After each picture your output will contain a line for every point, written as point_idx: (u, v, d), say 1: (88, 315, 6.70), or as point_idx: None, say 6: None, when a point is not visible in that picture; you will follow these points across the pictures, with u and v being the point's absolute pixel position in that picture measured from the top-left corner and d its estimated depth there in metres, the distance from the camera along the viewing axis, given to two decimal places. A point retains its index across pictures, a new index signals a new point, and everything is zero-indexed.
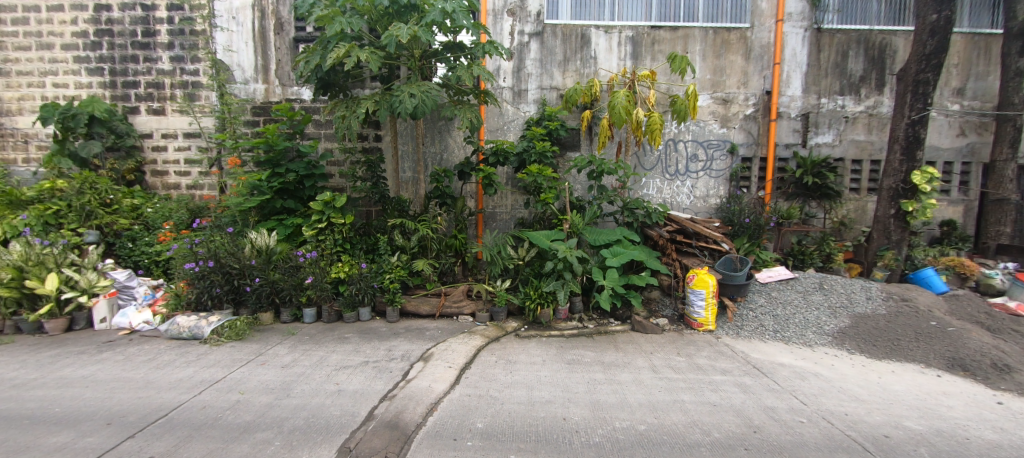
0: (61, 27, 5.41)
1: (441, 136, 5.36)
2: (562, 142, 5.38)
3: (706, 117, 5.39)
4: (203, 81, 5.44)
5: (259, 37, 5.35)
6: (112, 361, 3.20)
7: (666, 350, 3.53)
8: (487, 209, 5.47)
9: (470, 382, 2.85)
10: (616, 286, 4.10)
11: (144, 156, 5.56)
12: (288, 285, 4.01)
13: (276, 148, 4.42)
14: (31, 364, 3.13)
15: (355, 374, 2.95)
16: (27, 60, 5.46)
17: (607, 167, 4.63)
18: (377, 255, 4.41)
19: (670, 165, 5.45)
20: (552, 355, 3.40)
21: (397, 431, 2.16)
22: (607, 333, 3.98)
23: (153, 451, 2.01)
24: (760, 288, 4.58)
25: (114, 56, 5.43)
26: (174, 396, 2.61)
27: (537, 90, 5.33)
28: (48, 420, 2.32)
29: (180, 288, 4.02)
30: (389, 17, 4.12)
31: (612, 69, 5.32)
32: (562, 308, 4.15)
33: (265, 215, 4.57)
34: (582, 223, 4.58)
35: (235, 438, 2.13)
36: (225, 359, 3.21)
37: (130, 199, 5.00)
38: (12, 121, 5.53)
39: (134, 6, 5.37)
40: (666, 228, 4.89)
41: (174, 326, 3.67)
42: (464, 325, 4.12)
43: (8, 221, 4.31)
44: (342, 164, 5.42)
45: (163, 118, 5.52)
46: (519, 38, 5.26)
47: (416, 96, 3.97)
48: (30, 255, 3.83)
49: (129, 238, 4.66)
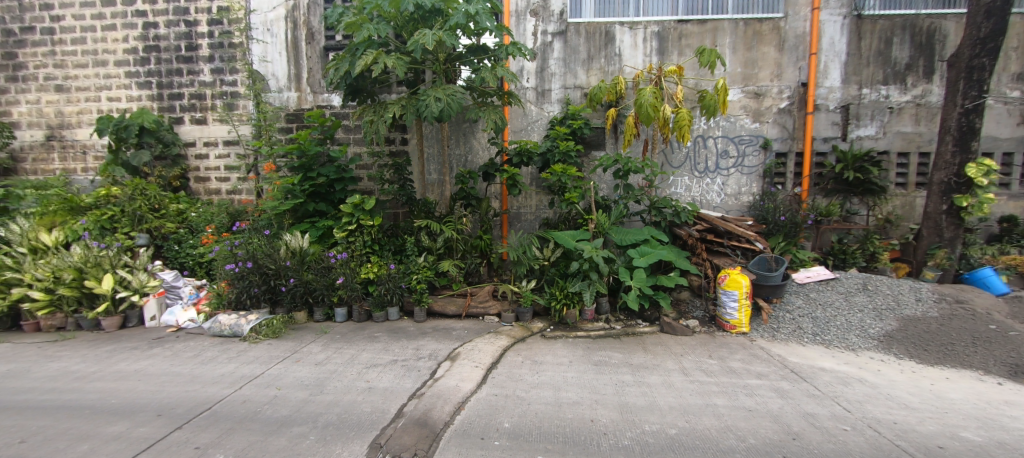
0: (113, 44, 5.80)
1: (466, 138, 5.42)
2: (587, 142, 5.33)
3: (737, 112, 5.21)
4: (241, 91, 5.71)
5: (291, 46, 5.56)
6: (161, 356, 3.40)
7: (697, 353, 3.43)
8: (512, 210, 5.48)
9: (497, 382, 2.86)
10: (644, 286, 4.03)
11: (188, 164, 5.89)
12: (320, 285, 4.15)
13: (308, 153, 4.58)
14: (91, 358, 3.37)
15: (385, 372, 3.01)
16: (85, 77, 5.88)
17: (634, 166, 4.55)
18: (405, 256, 4.50)
19: (699, 162, 5.29)
20: (579, 356, 3.37)
21: (425, 428, 2.19)
22: (635, 335, 3.91)
23: (199, 442, 2.12)
24: (798, 289, 4.38)
25: (160, 70, 5.78)
26: (217, 391, 2.74)
27: (560, 90, 5.31)
28: (107, 410, 2.49)
29: (221, 288, 4.21)
30: (414, 22, 4.20)
31: (637, 65, 5.21)
32: (588, 308, 4.11)
33: (298, 218, 4.75)
34: (608, 223, 4.52)
35: (274, 432, 2.22)
36: (264, 356, 3.36)
37: (176, 204, 5.31)
38: (72, 133, 5.97)
39: (178, 22, 5.70)
40: (695, 227, 4.76)
41: (216, 324, 3.87)
42: (490, 326, 4.14)
43: (68, 226, 4.59)
44: (370, 168, 5.56)
45: (205, 127, 5.82)
46: (543, 38, 5.25)
47: (441, 100, 4.02)
48: (89, 257, 4.14)
49: (175, 240, 4.95)
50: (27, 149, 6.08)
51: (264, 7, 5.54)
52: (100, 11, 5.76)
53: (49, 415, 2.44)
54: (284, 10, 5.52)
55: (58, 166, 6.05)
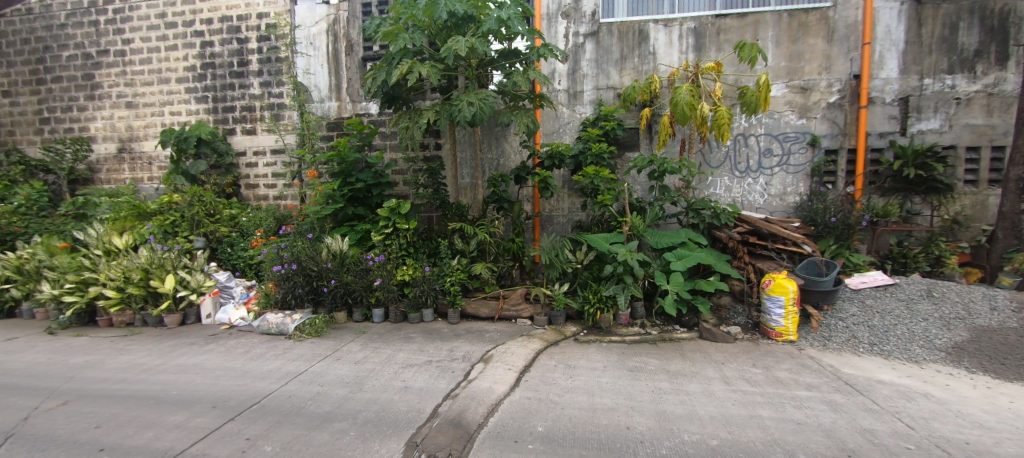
0: (175, 63, 6.30)
1: (498, 142, 5.46)
2: (620, 143, 5.24)
3: (781, 108, 4.96)
4: (286, 102, 6.04)
5: (332, 58, 5.83)
6: (215, 352, 3.64)
7: (740, 361, 3.27)
8: (544, 212, 5.47)
9: (530, 385, 2.85)
10: (682, 291, 3.90)
11: (240, 172, 6.28)
12: (359, 286, 4.30)
13: (347, 160, 4.77)
14: (155, 352, 3.66)
15: (420, 372, 3.08)
16: (150, 93, 6.42)
17: (670, 166, 4.41)
18: (439, 259, 4.58)
19: (739, 162, 5.08)
20: (613, 361, 3.30)
21: (460, 429, 2.21)
22: (673, 341, 3.78)
23: (250, 433, 2.25)
24: (852, 296, 4.10)
25: (216, 85, 6.22)
26: (266, 385, 2.90)
27: (593, 91, 5.25)
28: (168, 400, 2.69)
29: (269, 288, 4.45)
30: (447, 30, 4.29)
31: (673, 63, 5.08)
32: (622, 313, 4.02)
33: (338, 221, 4.95)
34: (643, 225, 4.43)
35: (317, 426, 2.31)
36: (307, 354, 3.52)
37: (228, 209, 5.66)
38: (140, 146, 6.52)
39: (231, 40, 6.10)
40: (737, 229, 4.55)
41: (264, 323, 4.08)
42: (523, 329, 4.14)
43: (137, 230, 5.02)
44: (406, 173, 5.73)
45: (254, 137, 6.20)
46: (574, 39, 5.23)
47: (474, 104, 4.08)
48: (154, 259, 4.51)
49: (228, 243, 5.28)
50: (102, 161, 6.71)
51: (308, 23, 5.85)
52: (164, 33, 6.27)
53: (120, 403, 2.67)
54: (326, 24, 5.80)
55: (128, 175, 6.63)
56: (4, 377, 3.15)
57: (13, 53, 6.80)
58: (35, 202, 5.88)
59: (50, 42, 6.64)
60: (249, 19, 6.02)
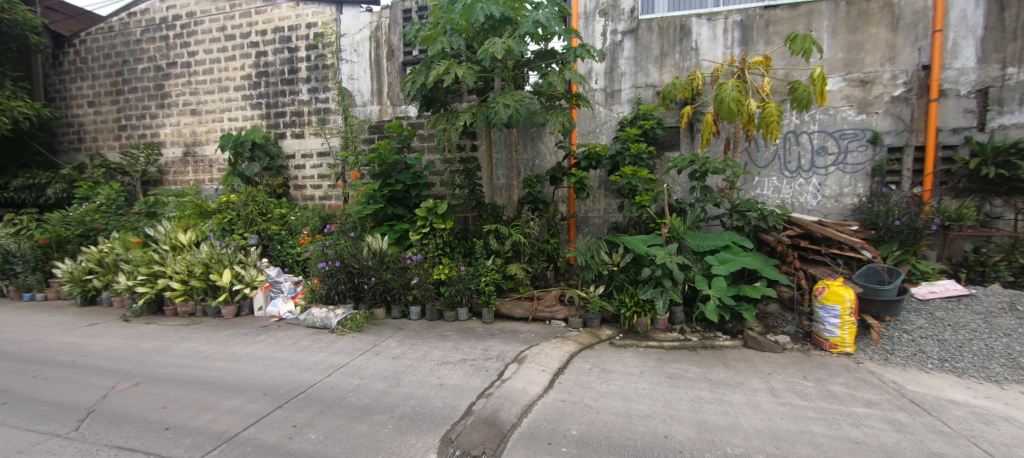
0: (233, 72, 6.77)
1: (534, 143, 5.46)
2: (659, 142, 5.08)
3: (838, 103, 4.64)
4: (332, 107, 6.33)
5: (375, 64, 6.06)
6: (266, 342, 3.86)
7: (789, 372, 3.08)
8: (579, 214, 5.41)
9: (564, 388, 2.82)
10: (725, 296, 3.73)
11: (289, 173, 6.65)
12: (397, 284, 4.44)
13: (387, 161, 4.94)
14: (213, 341, 3.94)
15: (455, 370, 3.13)
16: (212, 101, 6.93)
17: (713, 166, 4.23)
18: (474, 259, 4.63)
19: (790, 161, 4.79)
20: (651, 367, 3.20)
21: (494, 428, 2.23)
22: (714, 348, 3.62)
23: (296, 421, 2.37)
24: (919, 307, 3.78)
25: (269, 92, 6.61)
26: (311, 376, 3.05)
27: (631, 90, 5.13)
28: (224, 386, 2.89)
29: (314, 284, 4.67)
30: (485, 32, 4.34)
31: (717, 58, 4.87)
32: (660, 318, 3.89)
33: (378, 221, 5.12)
34: (683, 227, 4.29)
35: (357, 418, 2.41)
36: (348, 348, 3.66)
37: (279, 209, 6.00)
38: (202, 150, 7.06)
39: (283, 49, 6.48)
40: (786, 233, 4.30)
41: (310, 316, 4.30)
42: (557, 330, 4.10)
43: (199, 228, 5.42)
44: (442, 174, 5.84)
45: (302, 140, 6.54)
46: (612, 37, 5.14)
47: (510, 106, 4.09)
48: (213, 254, 4.86)
49: (278, 241, 5.59)
50: (170, 164, 7.32)
51: (352, 31, 6.12)
52: (224, 45, 6.75)
53: (183, 387, 2.89)
54: (369, 31, 6.04)
55: (192, 177, 7.18)
56: (87, 358, 3.50)
57: (97, 67, 7.56)
58: (114, 201, 6.49)
59: (127, 56, 7.32)
60: (299, 29, 6.36)
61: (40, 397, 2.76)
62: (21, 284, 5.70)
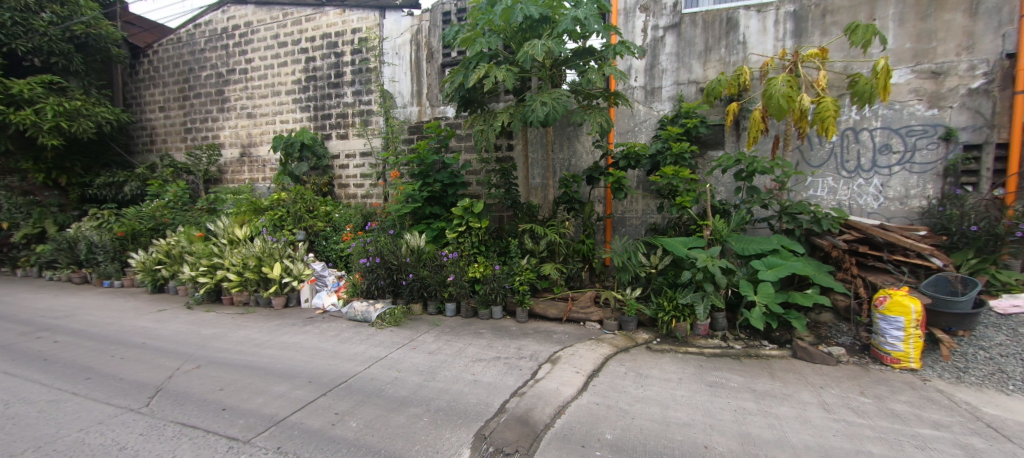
0: (285, 77, 7.18)
1: (570, 142, 5.41)
2: (702, 140, 4.89)
3: (905, 97, 4.26)
4: (374, 109, 6.56)
5: (415, 66, 6.22)
6: (311, 333, 4.07)
7: (843, 387, 2.87)
8: (616, 214, 5.31)
9: (599, 391, 2.78)
10: (772, 303, 3.53)
11: (334, 173, 6.97)
12: (434, 281, 4.54)
13: (426, 161, 5.07)
14: (264, 329, 4.20)
15: (489, 367, 3.16)
16: (266, 105, 7.38)
17: (760, 166, 4.01)
18: (509, 258, 4.65)
19: (848, 160, 4.47)
20: (690, 374, 3.09)
21: (527, 427, 2.23)
22: (759, 357, 3.43)
23: (338, 409, 2.48)
24: (999, 322, 3.46)
25: (317, 95, 6.96)
26: (352, 367, 3.18)
27: (672, 87, 4.97)
28: (274, 372, 3.07)
29: (355, 279, 4.85)
30: (523, 32, 4.35)
31: (767, 52, 4.62)
32: (701, 323, 3.74)
33: (416, 219, 5.24)
34: (727, 229, 4.11)
35: (395, 409, 2.48)
36: (387, 341, 3.79)
37: (324, 207, 6.29)
38: (257, 150, 7.53)
39: (330, 54, 6.79)
40: (842, 237, 4.02)
41: (352, 309, 4.49)
42: (592, 332, 4.04)
43: (253, 223, 5.80)
44: (479, 173, 5.91)
45: (346, 141, 6.83)
46: (653, 33, 5.00)
47: (547, 104, 4.08)
48: (265, 248, 5.17)
49: (323, 237, 5.85)
50: (229, 164, 7.86)
51: (394, 34, 6.32)
52: (277, 52, 7.17)
53: (238, 371, 3.10)
54: (410, 35, 6.21)
55: (247, 176, 7.69)
56: (156, 341, 3.84)
57: (167, 75, 8.24)
58: (180, 198, 7.07)
59: (193, 64, 7.94)
60: (345, 34, 6.65)
61: (117, 375, 3.05)
62: (103, 272, 6.33)
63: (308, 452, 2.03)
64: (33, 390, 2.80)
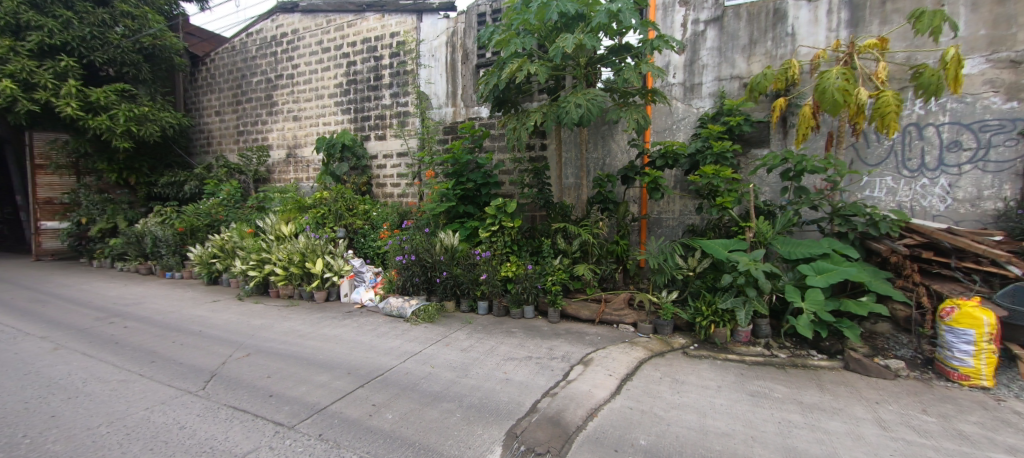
0: (327, 82, 7.50)
1: (605, 141, 5.32)
2: (745, 138, 4.68)
3: (978, 89, 3.88)
4: (411, 110, 6.72)
5: (450, 68, 6.33)
6: (350, 327, 4.23)
7: (902, 403, 2.66)
8: (652, 215, 5.17)
9: (632, 395, 2.72)
10: (822, 311, 3.32)
11: (372, 173, 7.20)
12: (466, 279, 4.60)
13: (460, 161, 5.14)
14: (307, 322, 4.40)
15: (521, 367, 3.16)
16: (310, 108, 7.73)
17: (810, 165, 3.78)
18: (542, 257, 4.64)
19: (910, 158, 4.14)
20: (730, 382, 2.96)
21: (559, 428, 2.22)
22: (807, 368, 3.24)
23: (375, 401, 2.57)
24: None
25: (357, 98, 7.22)
26: (388, 361, 3.27)
27: (713, 83, 4.78)
28: (316, 363, 3.22)
29: (392, 275, 4.99)
30: (558, 30, 4.33)
31: (818, 43, 4.34)
32: (742, 330, 3.58)
33: (450, 218, 5.33)
34: (772, 232, 3.92)
35: (429, 403, 2.54)
36: (421, 337, 3.88)
37: (363, 205, 6.50)
38: (301, 151, 7.92)
39: (370, 59, 7.03)
40: (903, 241, 3.72)
41: (388, 305, 4.63)
42: (625, 335, 3.95)
43: (298, 221, 6.09)
44: (512, 173, 5.92)
45: (384, 142, 7.04)
46: (694, 27, 4.84)
47: (582, 104, 4.02)
48: (309, 245, 5.43)
49: (361, 234, 6.05)
50: (276, 164, 8.30)
51: (430, 37, 6.46)
52: (321, 57, 7.51)
53: (283, 360, 3.27)
54: (446, 37, 6.33)
55: (293, 176, 8.09)
56: (211, 329, 4.12)
57: (222, 81, 8.82)
58: (233, 197, 7.55)
59: (245, 71, 8.46)
60: (383, 38, 6.86)
61: (177, 359, 3.30)
62: (166, 264, 6.86)
63: (347, 440, 2.12)
64: (106, 370, 3.08)
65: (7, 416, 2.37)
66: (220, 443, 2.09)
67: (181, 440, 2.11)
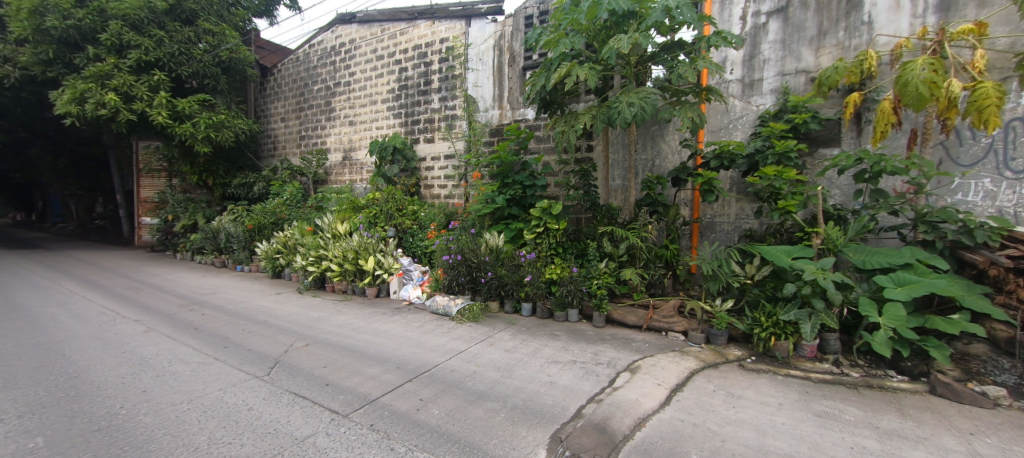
0: (381, 88, 7.85)
1: (655, 142, 5.15)
2: (811, 137, 4.35)
3: None
4: (458, 113, 6.86)
5: (497, 71, 6.41)
6: (399, 322, 4.39)
7: (1004, 436, 2.33)
8: (704, 218, 4.93)
9: (683, 407, 2.59)
10: (904, 328, 2.98)
11: (421, 174, 7.41)
12: (511, 280, 4.63)
13: (506, 162, 5.18)
14: (360, 316, 4.62)
15: (565, 370, 3.12)
16: (364, 113, 8.13)
17: (891, 166, 3.41)
18: (587, 260, 4.56)
19: (1015, 157, 3.62)
20: (793, 399, 2.74)
21: (605, 435, 2.16)
22: (884, 390, 2.92)
23: (423, 396, 2.64)
24: None
25: (408, 102, 7.50)
26: (434, 357, 3.36)
27: (776, 78, 4.48)
28: (367, 356, 3.37)
29: (438, 274, 5.13)
30: (607, 29, 4.24)
31: (900, 31, 3.92)
32: (807, 344, 3.30)
33: (495, 219, 5.37)
34: (843, 239, 3.60)
35: (474, 401, 2.58)
36: (466, 336, 3.94)
37: (412, 206, 6.72)
38: (356, 154, 8.34)
39: (420, 64, 7.28)
40: (1006, 252, 3.25)
41: (434, 303, 4.76)
42: (675, 344, 3.78)
43: (352, 220, 6.42)
44: (558, 175, 5.88)
45: (432, 145, 7.25)
46: (754, 20, 4.57)
47: (633, 104, 3.92)
48: (362, 243, 5.71)
49: (410, 234, 6.26)
50: (333, 167, 8.80)
51: (479, 41, 6.59)
52: (375, 65, 7.88)
53: (338, 352, 3.45)
54: (493, 40, 6.43)
55: (348, 178, 8.54)
56: (275, 320, 4.44)
57: (287, 90, 9.50)
58: (295, 197, 8.11)
59: (308, 80, 9.06)
60: (433, 44, 7.09)
61: (246, 345, 3.59)
62: (237, 258, 7.50)
63: (396, 432, 2.19)
64: (187, 352, 3.41)
65: (109, 388, 2.70)
66: (283, 425, 2.24)
67: (249, 421, 2.28)
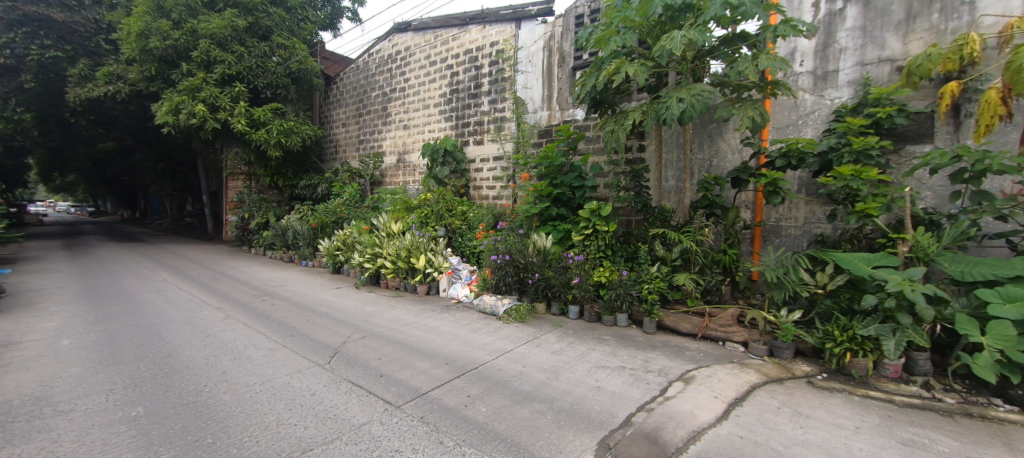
0: (433, 92, 8.12)
1: (713, 140, 4.88)
2: (897, 132, 3.89)
3: None
4: (507, 115, 6.94)
5: (546, 72, 6.41)
6: (447, 320, 4.50)
7: None
8: (768, 222, 4.59)
9: (742, 422, 2.42)
10: (1014, 350, 2.58)
11: (470, 176, 7.57)
12: (558, 282, 4.59)
13: (555, 164, 5.15)
14: (411, 312, 4.80)
15: (614, 376, 3.04)
16: (417, 117, 8.46)
17: (997, 163, 2.97)
18: (638, 264, 4.42)
19: None
20: (872, 423, 2.47)
21: (656, 446, 2.08)
22: (987, 420, 2.55)
23: (470, 392, 2.69)
24: None
25: (458, 106, 7.69)
26: (481, 356, 3.40)
27: (854, 68, 4.08)
28: (417, 351, 3.49)
29: (486, 274, 5.20)
30: (661, 25, 4.10)
31: (1012, 10, 3.41)
32: (890, 363, 2.96)
33: (543, 220, 5.35)
34: (936, 246, 3.19)
35: (520, 401, 2.58)
36: (513, 336, 3.96)
37: (461, 206, 6.87)
38: (410, 157, 8.69)
39: (471, 68, 7.43)
40: None
41: (482, 302, 4.84)
42: (733, 355, 3.56)
43: (405, 220, 6.69)
44: (607, 176, 5.76)
45: (481, 147, 7.38)
46: (829, 6, 4.20)
47: (684, 100, 3.74)
48: (414, 242, 5.94)
49: (458, 234, 6.41)
50: (388, 169, 9.22)
51: (528, 43, 6.61)
52: (428, 70, 8.17)
53: (390, 345, 3.61)
54: (543, 42, 6.43)
55: (402, 180, 8.91)
56: (335, 312, 4.72)
57: (348, 97, 10.10)
58: (354, 197, 8.60)
59: (367, 87, 9.58)
60: (484, 48, 7.22)
61: (309, 335, 3.86)
62: (302, 254, 8.08)
63: (445, 426, 2.24)
64: (258, 339, 3.73)
65: (195, 368, 3.00)
66: (341, 412, 2.37)
67: (312, 405, 2.45)
